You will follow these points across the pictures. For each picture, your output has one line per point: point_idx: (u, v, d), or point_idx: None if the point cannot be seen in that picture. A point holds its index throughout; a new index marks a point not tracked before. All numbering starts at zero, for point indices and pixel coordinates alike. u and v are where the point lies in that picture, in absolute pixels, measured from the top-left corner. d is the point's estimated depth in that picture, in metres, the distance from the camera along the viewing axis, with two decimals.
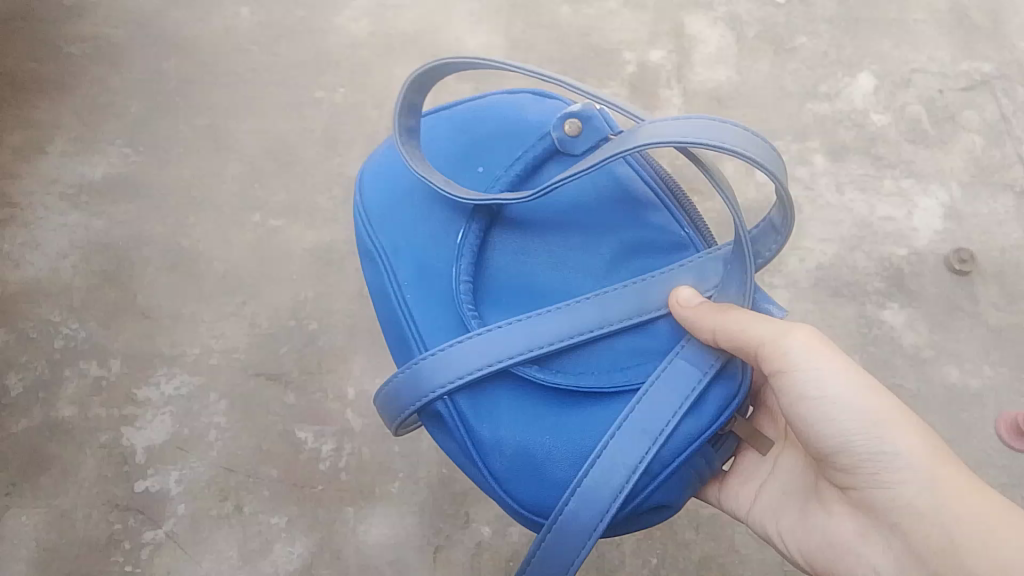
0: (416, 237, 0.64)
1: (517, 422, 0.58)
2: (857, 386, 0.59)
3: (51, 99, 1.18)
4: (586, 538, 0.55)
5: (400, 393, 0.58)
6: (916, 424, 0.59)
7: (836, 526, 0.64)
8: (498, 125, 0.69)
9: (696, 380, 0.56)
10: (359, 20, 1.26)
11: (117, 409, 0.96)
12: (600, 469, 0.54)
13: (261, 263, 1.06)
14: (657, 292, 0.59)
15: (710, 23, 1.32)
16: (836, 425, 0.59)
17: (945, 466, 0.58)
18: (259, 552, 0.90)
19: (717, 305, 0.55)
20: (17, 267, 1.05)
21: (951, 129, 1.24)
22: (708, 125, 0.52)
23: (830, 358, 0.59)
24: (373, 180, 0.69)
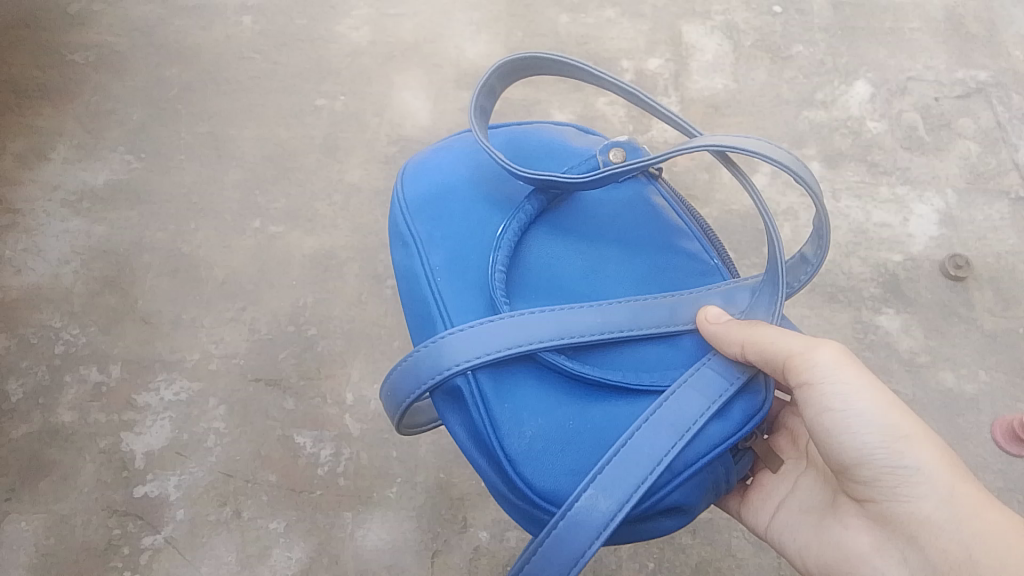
0: (454, 229, 0.65)
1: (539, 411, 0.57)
2: (881, 402, 0.59)
3: (53, 106, 1.19)
4: (600, 529, 0.52)
5: (420, 366, 0.57)
6: (937, 443, 0.58)
7: (851, 538, 0.63)
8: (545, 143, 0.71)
9: (724, 385, 0.56)
10: (359, 30, 1.29)
11: (117, 414, 0.97)
12: (623, 458, 0.53)
13: (260, 268, 1.07)
14: (686, 308, 0.60)
15: (707, 32, 1.33)
16: (858, 439, 0.58)
17: (964, 485, 0.57)
18: (257, 557, 0.90)
19: (743, 321, 0.57)
20: (18, 273, 1.05)
21: (947, 136, 1.25)
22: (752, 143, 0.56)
23: (856, 374, 0.59)
24: (418, 176, 0.70)
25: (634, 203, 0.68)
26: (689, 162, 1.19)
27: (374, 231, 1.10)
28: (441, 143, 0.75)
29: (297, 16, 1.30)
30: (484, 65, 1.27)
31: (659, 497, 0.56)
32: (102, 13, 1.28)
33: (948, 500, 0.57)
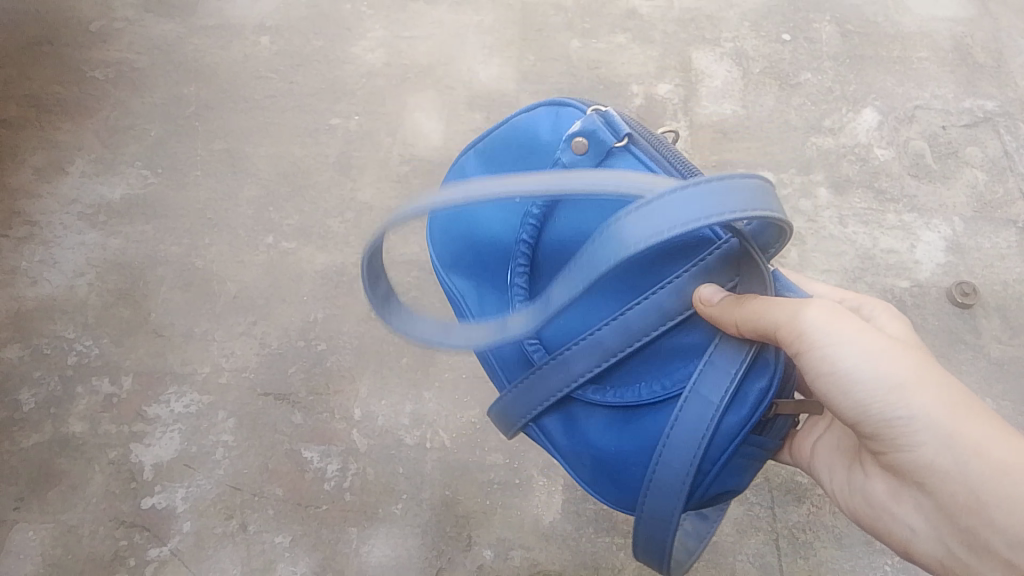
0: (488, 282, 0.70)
1: (595, 430, 0.64)
2: (869, 353, 0.57)
3: (73, 121, 1.21)
4: (665, 528, 0.60)
5: (500, 420, 0.67)
6: (933, 383, 0.57)
7: (870, 487, 0.67)
8: (520, 148, 0.69)
9: (726, 381, 0.55)
10: (374, 51, 1.31)
11: (127, 425, 0.98)
12: (659, 474, 0.58)
13: (272, 283, 1.08)
14: (682, 293, 0.57)
15: (717, 59, 1.35)
16: (853, 397, 0.57)
17: (964, 426, 0.56)
18: (262, 571, 0.90)
19: (738, 296, 0.54)
20: (34, 284, 1.07)
21: (954, 164, 1.26)
22: (705, 193, 0.49)
23: (847, 327, 0.57)
24: (442, 230, 0.75)
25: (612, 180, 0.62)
26: None
27: (384, 249, 1.12)
28: (451, 177, 0.76)
29: (314, 37, 1.33)
30: (497, 87, 1.29)
31: (706, 490, 0.60)
32: (123, 31, 1.31)
33: (950, 443, 0.56)
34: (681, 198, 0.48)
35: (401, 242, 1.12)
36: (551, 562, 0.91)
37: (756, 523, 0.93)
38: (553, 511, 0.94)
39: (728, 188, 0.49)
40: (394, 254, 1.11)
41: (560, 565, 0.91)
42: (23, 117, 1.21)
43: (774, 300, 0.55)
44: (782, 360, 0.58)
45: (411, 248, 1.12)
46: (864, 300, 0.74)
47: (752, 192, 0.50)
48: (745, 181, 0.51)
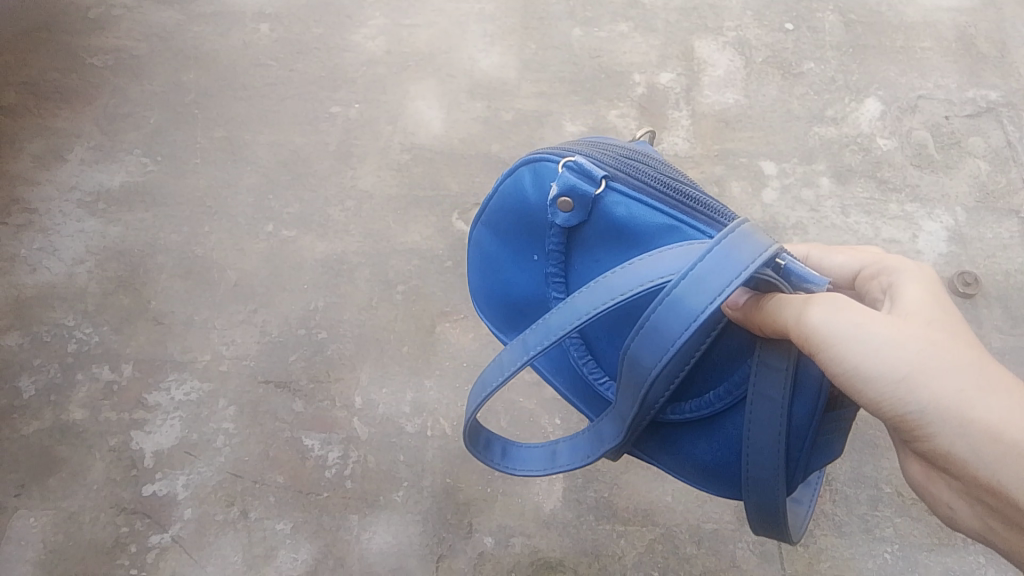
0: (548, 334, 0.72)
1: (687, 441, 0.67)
2: (875, 343, 0.52)
3: (72, 108, 1.21)
4: (776, 513, 0.60)
5: None
6: (950, 367, 0.51)
7: (910, 469, 0.62)
8: (517, 215, 0.68)
9: (783, 378, 0.56)
10: (375, 39, 1.31)
11: (128, 413, 0.97)
12: (752, 471, 0.59)
13: (273, 272, 1.08)
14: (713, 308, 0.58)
15: (719, 48, 1.34)
16: (865, 393, 0.53)
17: (982, 414, 0.50)
18: (262, 558, 0.90)
19: (765, 295, 0.56)
20: (34, 271, 1.06)
21: (957, 155, 1.25)
22: (722, 256, 0.49)
23: (855, 318, 0.52)
24: (488, 308, 0.77)
25: (613, 226, 0.61)
26: (697, 175, 1.20)
27: (385, 237, 1.11)
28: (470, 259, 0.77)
29: (315, 25, 1.32)
30: (498, 75, 1.28)
31: (806, 469, 0.62)
32: (122, 18, 1.30)
33: (964, 435, 0.50)
34: (686, 295, 0.49)
35: (402, 230, 1.12)
36: (552, 549, 0.91)
37: None
38: (554, 499, 0.94)
39: (720, 253, 0.49)
40: (395, 242, 1.11)
41: (561, 552, 0.91)
42: (22, 104, 1.20)
43: (783, 298, 0.55)
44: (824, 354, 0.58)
45: (412, 237, 1.11)
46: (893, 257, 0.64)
47: (750, 239, 0.50)
48: (732, 233, 0.50)
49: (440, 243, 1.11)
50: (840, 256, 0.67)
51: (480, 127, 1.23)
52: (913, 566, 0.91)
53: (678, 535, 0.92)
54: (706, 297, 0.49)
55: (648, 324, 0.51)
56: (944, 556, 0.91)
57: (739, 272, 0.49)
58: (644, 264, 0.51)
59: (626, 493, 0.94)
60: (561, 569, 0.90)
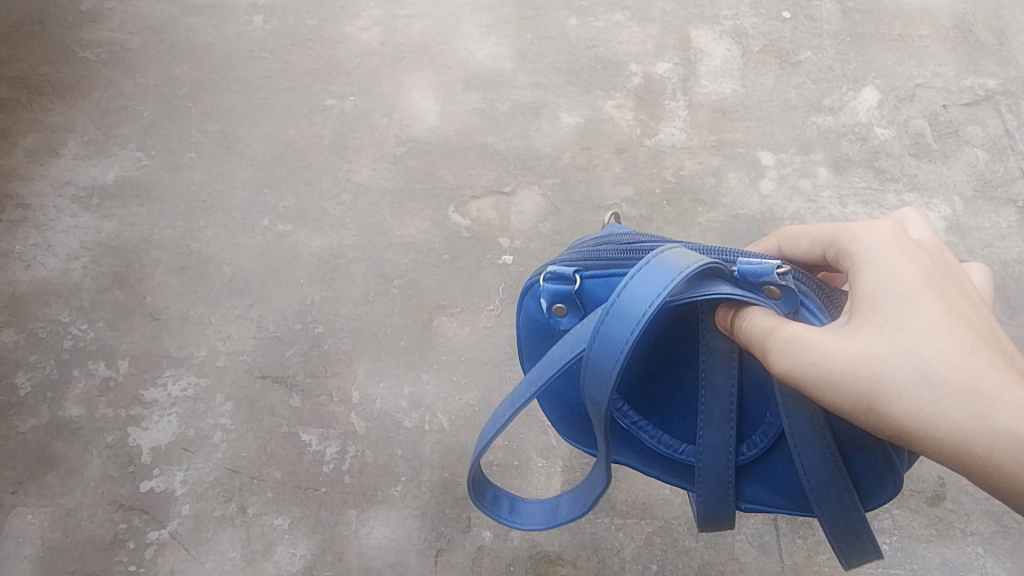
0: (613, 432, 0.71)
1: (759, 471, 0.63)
2: (836, 367, 0.50)
3: (64, 102, 1.20)
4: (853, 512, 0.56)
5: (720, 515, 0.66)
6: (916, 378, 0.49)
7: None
8: (538, 331, 0.71)
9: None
10: (369, 30, 1.30)
11: (124, 409, 0.97)
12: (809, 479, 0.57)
13: (269, 266, 1.07)
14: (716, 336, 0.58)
15: (716, 37, 1.34)
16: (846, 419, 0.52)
17: (943, 421, 0.47)
18: (261, 554, 0.90)
19: (739, 317, 0.54)
20: (28, 267, 1.06)
21: (955, 144, 1.25)
22: (647, 272, 0.50)
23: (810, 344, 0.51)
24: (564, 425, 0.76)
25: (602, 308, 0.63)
26: (696, 166, 1.20)
27: (381, 231, 1.11)
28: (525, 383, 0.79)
29: (309, 16, 1.31)
30: (493, 66, 1.28)
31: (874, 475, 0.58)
32: (114, 11, 1.29)
33: (937, 447, 0.47)
34: (608, 337, 0.50)
35: (398, 224, 1.11)
36: (551, 542, 0.91)
37: None
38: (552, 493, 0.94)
39: (643, 274, 0.50)
40: (391, 236, 1.10)
41: (559, 546, 0.91)
42: (14, 99, 1.19)
43: (754, 316, 0.53)
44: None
45: (408, 230, 1.11)
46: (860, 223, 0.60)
47: (674, 255, 0.51)
48: (655, 256, 0.51)
49: (436, 236, 1.11)
50: (806, 239, 0.65)
51: (476, 119, 1.22)
52: (912, 557, 0.91)
53: (677, 527, 0.92)
54: (627, 326, 0.49)
55: (588, 368, 0.51)
56: (941, 547, 0.92)
57: (662, 289, 0.49)
58: (592, 319, 0.53)
59: (624, 487, 0.94)
60: (560, 563, 0.90)
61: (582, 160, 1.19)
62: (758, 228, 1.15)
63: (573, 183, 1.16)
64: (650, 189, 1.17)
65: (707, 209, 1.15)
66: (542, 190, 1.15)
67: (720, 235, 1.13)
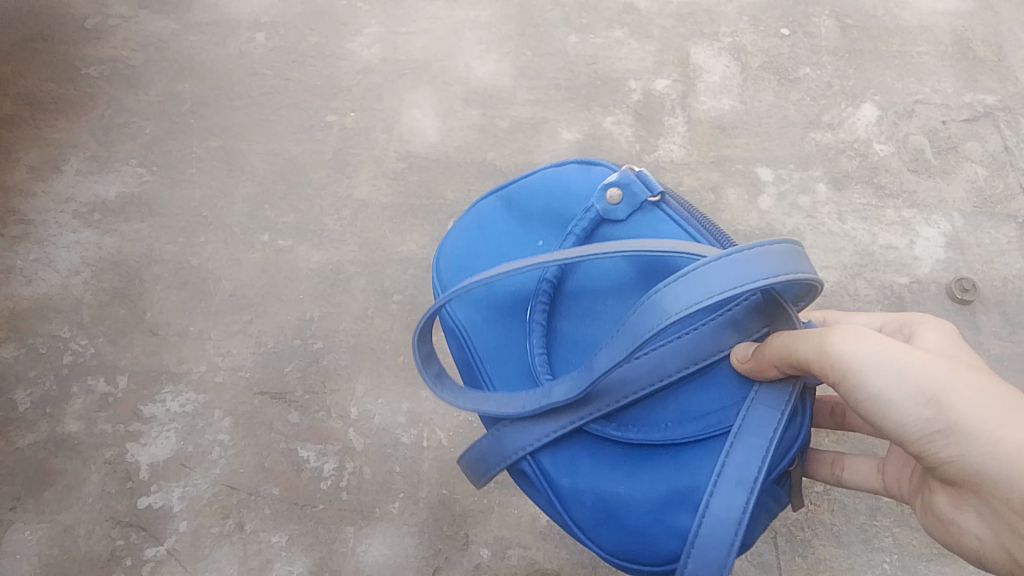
0: (487, 309, 0.66)
1: (598, 471, 0.61)
2: (897, 368, 0.53)
3: (67, 119, 1.20)
4: None
5: (486, 455, 0.63)
6: (965, 386, 0.52)
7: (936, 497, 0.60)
8: (547, 201, 0.69)
9: (774, 421, 0.55)
10: (370, 47, 1.31)
11: (123, 425, 0.97)
12: (706, 529, 0.54)
13: (268, 282, 1.08)
14: (708, 338, 0.58)
15: (715, 54, 1.34)
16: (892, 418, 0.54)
17: (997, 424, 0.50)
18: (258, 571, 0.90)
19: (767, 341, 0.55)
20: (29, 283, 1.06)
21: (954, 160, 1.25)
22: (768, 252, 0.52)
23: (877, 343, 0.54)
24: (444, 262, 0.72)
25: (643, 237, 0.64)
26: (694, 182, 1.20)
27: (381, 247, 1.11)
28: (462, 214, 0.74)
29: (310, 32, 1.32)
30: (493, 83, 1.28)
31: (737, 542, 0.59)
32: (117, 28, 1.30)
33: (990, 443, 0.50)
34: (722, 268, 0.51)
35: (398, 239, 1.12)
36: (549, 560, 0.91)
37: None
38: None
39: (763, 255, 0.52)
40: (390, 252, 1.11)
41: (557, 563, 0.91)
42: (18, 115, 1.20)
43: (797, 334, 0.54)
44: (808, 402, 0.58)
45: (408, 246, 1.11)
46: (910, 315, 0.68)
47: (794, 259, 0.54)
48: (775, 246, 0.53)
49: (436, 252, 1.11)
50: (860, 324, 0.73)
51: (476, 136, 1.23)
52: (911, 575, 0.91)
53: None
54: (756, 272, 0.51)
55: (692, 275, 0.51)
56: (942, 566, 0.91)
57: (765, 277, 0.51)
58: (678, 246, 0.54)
59: None
60: None
61: None
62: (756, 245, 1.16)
63: None
64: None
65: None
66: None
67: None
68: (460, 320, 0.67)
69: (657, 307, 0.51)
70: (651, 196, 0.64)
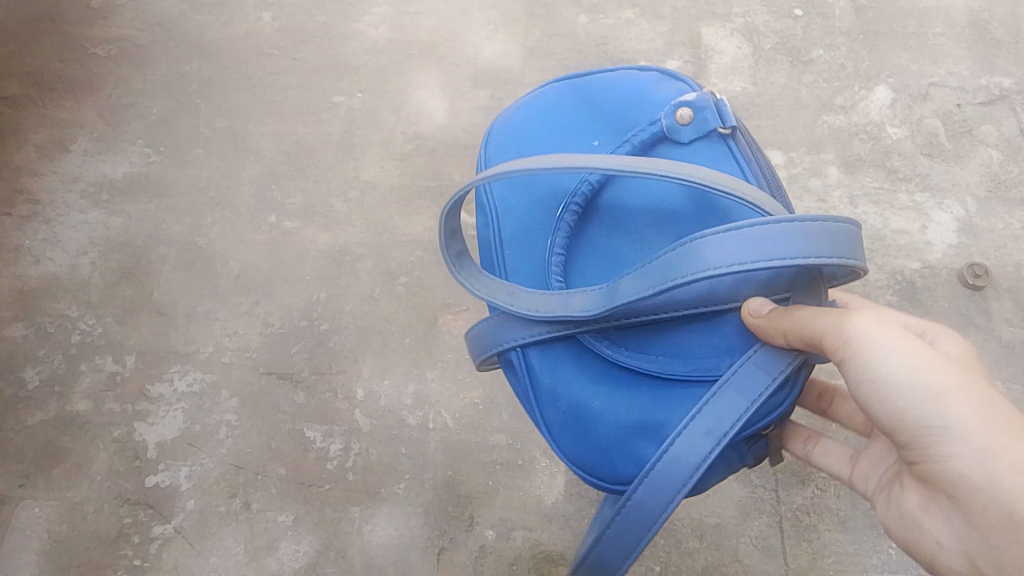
0: (520, 193, 0.68)
1: (577, 383, 0.63)
2: (905, 361, 0.58)
3: (74, 99, 1.20)
4: (651, 525, 0.56)
5: (481, 336, 0.66)
6: (971, 394, 0.57)
7: (905, 499, 0.65)
8: (619, 100, 0.71)
9: (767, 382, 0.57)
10: (378, 27, 1.29)
11: (131, 404, 0.98)
12: (667, 461, 0.55)
13: (275, 263, 1.07)
14: (725, 287, 0.60)
15: (727, 35, 1.32)
16: (890, 404, 0.59)
17: (988, 429, 0.56)
18: (265, 550, 0.91)
19: (785, 309, 0.56)
20: (37, 263, 1.07)
21: (969, 143, 1.23)
22: (830, 231, 0.53)
23: (893, 336, 0.59)
24: (501, 131, 0.74)
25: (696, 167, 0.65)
26: None
27: (388, 228, 1.11)
28: (528, 95, 0.76)
29: (317, 12, 1.30)
30: (501, 64, 1.27)
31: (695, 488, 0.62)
32: (124, 6, 1.29)
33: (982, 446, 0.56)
34: (780, 243, 0.52)
35: (405, 221, 1.11)
36: (554, 542, 0.91)
37: (760, 505, 0.92)
38: (556, 492, 0.93)
39: (821, 233, 0.53)
40: (397, 234, 1.10)
41: (561, 545, 0.91)
42: (26, 95, 1.20)
43: (818, 311, 0.56)
44: (801, 376, 0.60)
45: (415, 228, 1.11)
46: (929, 324, 0.72)
47: (848, 239, 0.54)
48: (836, 225, 0.53)
49: None
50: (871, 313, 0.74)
51: (484, 117, 1.22)
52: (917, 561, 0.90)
53: (680, 527, 0.92)
54: (802, 249, 0.52)
55: (747, 230, 0.52)
56: None
57: (812, 258, 0.52)
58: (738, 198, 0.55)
59: None
60: (562, 562, 0.91)
61: None
62: None
63: None
64: None
65: None
66: None
67: None
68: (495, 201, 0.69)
69: (699, 254, 0.53)
70: (717, 129, 0.64)
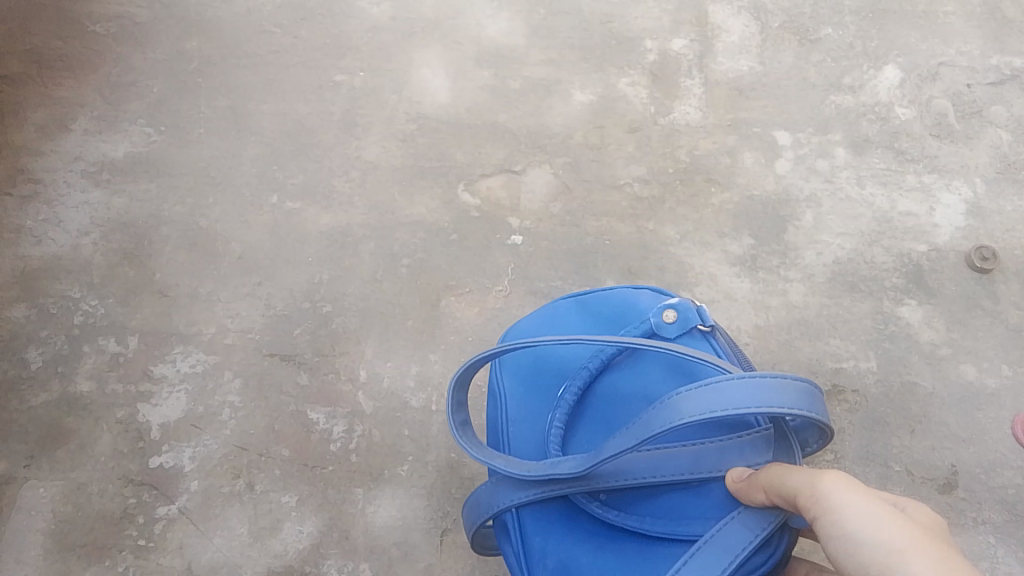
0: (528, 384, 0.70)
1: (568, 540, 0.63)
2: (878, 517, 0.49)
3: (74, 77, 1.19)
4: None
5: (479, 502, 0.66)
6: (944, 556, 0.46)
7: None
8: (613, 304, 0.74)
9: (755, 531, 0.54)
10: (380, 4, 1.28)
11: (134, 385, 0.98)
12: None
13: (277, 244, 1.07)
14: (712, 455, 0.59)
15: (734, 13, 1.30)
16: (854, 563, 0.49)
17: None
18: (269, 530, 0.91)
19: (767, 469, 0.55)
20: (39, 243, 1.06)
21: (978, 125, 1.22)
22: (797, 388, 0.52)
23: (869, 498, 0.51)
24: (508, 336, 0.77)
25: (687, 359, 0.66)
26: (710, 146, 1.18)
27: (390, 210, 1.10)
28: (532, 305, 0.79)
29: None
30: (505, 42, 1.26)
31: None
32: None
33: None
34: (734, 388, 0.51)
35: (408, 203, 1.11)
36: None
37: None
38: None
39: (781, 391, 0.51)
40: (400, 215, 1.10)
41: None
42: (25, 73, 1.19)
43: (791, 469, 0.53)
44: (786, 536, 0.57)
45: (417, 209, 1.10)
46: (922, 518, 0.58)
47: (813, 399, 0.53)
48: (797, 382, 0.52)
49: (445, 216, 1.10)
50: None
51: (488, 96, 1.20)
52: None
53: None
54: (767, 398, 0.51)
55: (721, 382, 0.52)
56: None
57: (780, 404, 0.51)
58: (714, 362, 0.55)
59: None
60: None
61: (594, 138, 1.18)
62: (771, 210, 1.13)
63: (585, 162, 1.15)
64: (662, 169, 1.15)
65: (720, 190, 1.14)
66: (553, 169, 1.14)
67: (733, 218, 1.12)
68: (504, 388, 0.71)
69: (675, 405, 0.52)
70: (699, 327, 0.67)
